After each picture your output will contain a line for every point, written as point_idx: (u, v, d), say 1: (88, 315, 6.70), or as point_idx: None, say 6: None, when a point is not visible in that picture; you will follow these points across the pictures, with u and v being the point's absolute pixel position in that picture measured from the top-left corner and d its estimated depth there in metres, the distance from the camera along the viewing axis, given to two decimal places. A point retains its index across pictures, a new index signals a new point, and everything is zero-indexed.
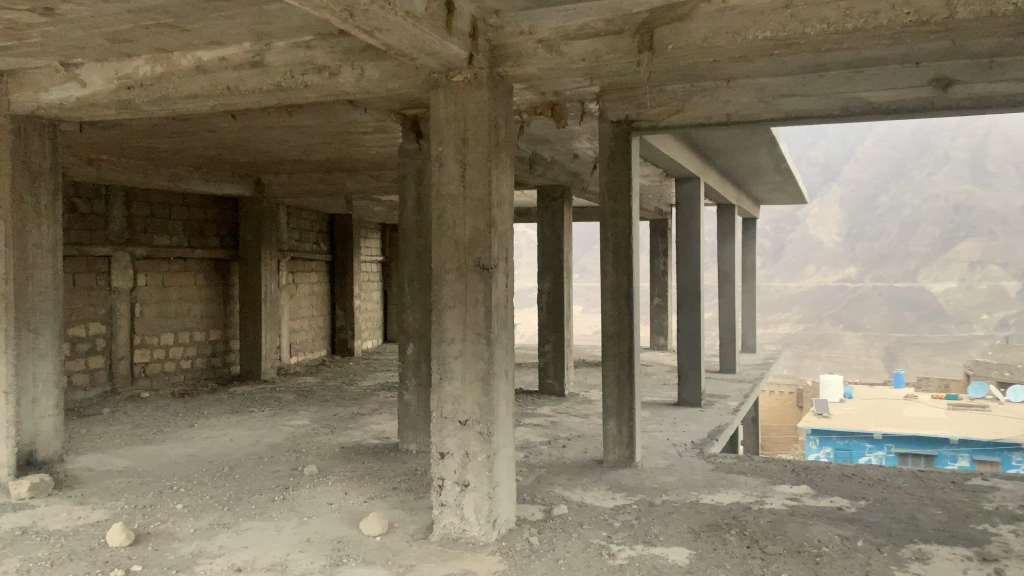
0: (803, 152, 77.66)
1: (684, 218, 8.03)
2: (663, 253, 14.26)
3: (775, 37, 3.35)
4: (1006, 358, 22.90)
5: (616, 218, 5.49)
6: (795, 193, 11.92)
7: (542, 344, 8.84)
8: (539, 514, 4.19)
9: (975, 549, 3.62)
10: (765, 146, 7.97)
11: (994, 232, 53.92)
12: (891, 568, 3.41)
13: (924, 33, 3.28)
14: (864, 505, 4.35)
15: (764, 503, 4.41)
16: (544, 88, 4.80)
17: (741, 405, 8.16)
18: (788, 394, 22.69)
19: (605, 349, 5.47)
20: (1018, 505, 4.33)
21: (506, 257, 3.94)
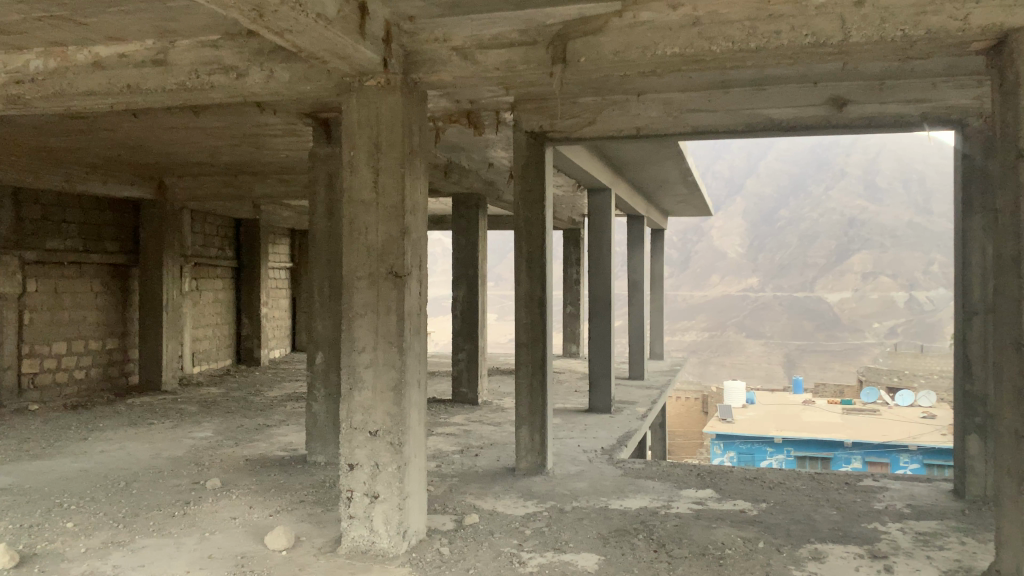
0: (709, 166, 80.37)
1: (596, 228, 8.16)
2: (575, 262, 14.47)
3: (683, 53, 3.44)
4: (895, 364, 24.23)
5: (530, 227, 5.51)
6: (701, 205, 12.32)
7: (455, 352, 8.81)
8: (450, 524, 4.17)
9: (866, 547, 3.80)
10: (672, 158, 8.19)
11: (884, 244, 57.01)
12: (790, 568, 3.53)
13: (821, 55, 3.44)
14: (765, 507, 4.50)
15: (670, 507, 4.51)
16: (459, 95, 4.80)
17: (650, 411, 8.34)
18: (694, 400, 23.40)
19: (519, 358, 5.48)
20: (905, 504, 4.57)
21: (419, 264, 3.91)
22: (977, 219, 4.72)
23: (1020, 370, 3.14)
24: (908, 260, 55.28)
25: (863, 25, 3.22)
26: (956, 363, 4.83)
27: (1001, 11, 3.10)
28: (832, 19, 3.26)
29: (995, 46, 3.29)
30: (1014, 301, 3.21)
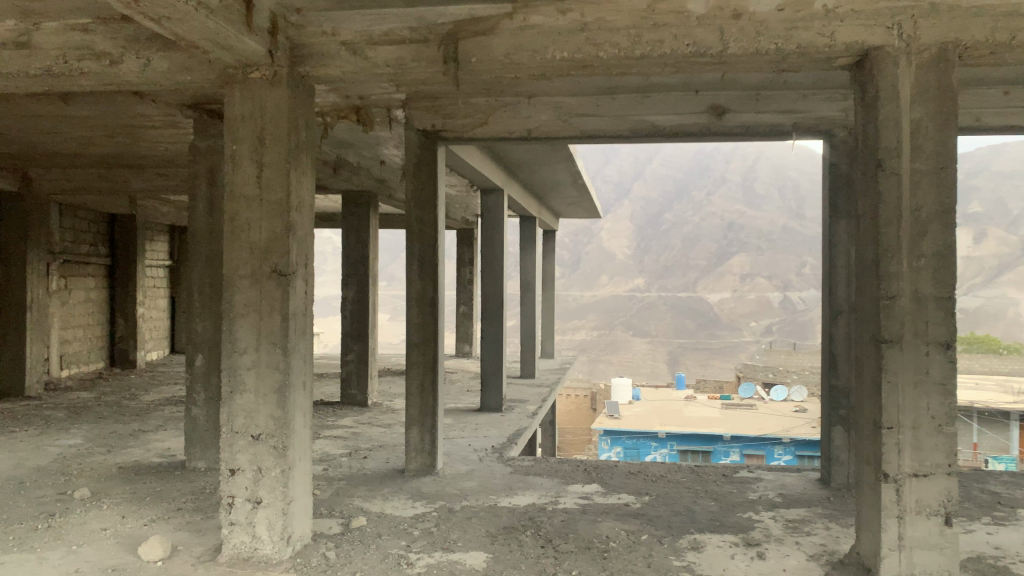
0: (599, 169, 82.27)
1: (488, 228, 8.20)
2: (468, 262, 14.48)
3: (572, 58, 3.51)
4: (770, 361, 25.55)
5: (422, 226, 5.44)
6: (591, 207, 12.58)
7: (344, 353, 8.65)
8: (336, 527, 4.09)
9: (741, 536, 3.98)
10: (562, 161, 8.33)
11: (761, 247, 59.92)
12: (670, 558, 3.65)
13: (702, 64, 3.58)
14: (648, 500, 4.65)
15: (557, 503, 4.59)
16: (349, 91, 4.72)
17: (540, 409, 8.45)
18: (584, 396, 24.06)
19: (410, 358, 5.41)
20: (777, 493, 4.82)
21: (305, 263, 3.81)
22: (843, 224, 5.05)
23: (877, 366, 3.37)
24: (783, 262, 58.20)
25: (739, 37, 3.37)
26: (823, 360, 5.13)
27: (863, 30, 3.32)
28: (712, 31, 3.39)
29: (858, 61, 3.51)
30: (873, 301, 3.43)
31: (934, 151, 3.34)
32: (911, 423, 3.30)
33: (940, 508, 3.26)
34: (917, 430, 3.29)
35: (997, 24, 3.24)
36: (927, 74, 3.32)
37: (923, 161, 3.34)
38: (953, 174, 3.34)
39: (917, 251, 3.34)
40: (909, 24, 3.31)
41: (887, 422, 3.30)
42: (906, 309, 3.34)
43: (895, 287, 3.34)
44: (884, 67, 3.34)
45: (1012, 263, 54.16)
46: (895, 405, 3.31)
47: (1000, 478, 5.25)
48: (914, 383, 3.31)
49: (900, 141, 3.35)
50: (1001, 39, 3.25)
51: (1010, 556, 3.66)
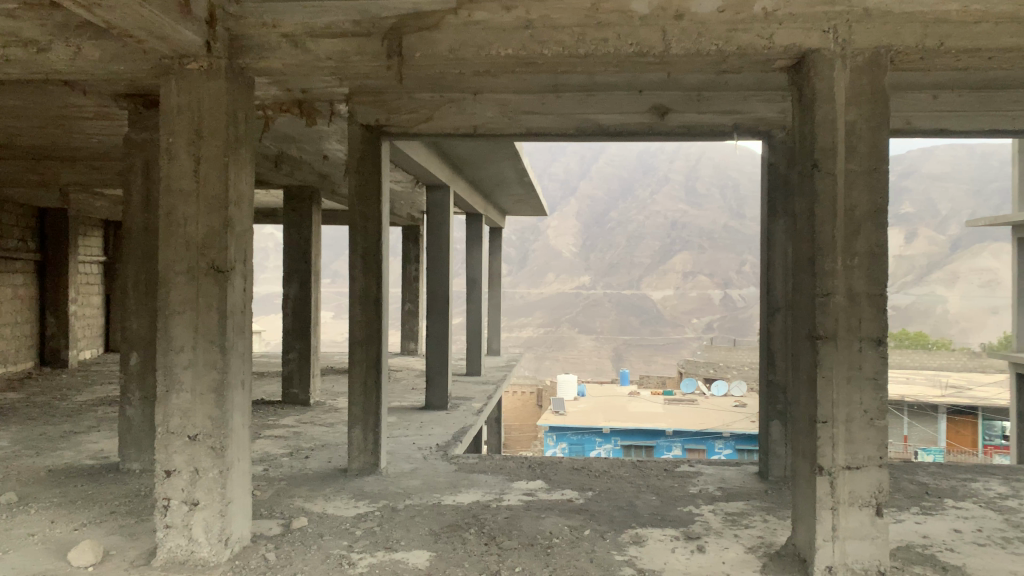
0: (546, 168, 82.73)
1: (433, 225, 8.16)
2: (414, 259, 14.39)
3: (515, 54, 3.51)
4: (712, 357, 26.08)
5: (366, 222, 5.36)
6: (537, 205, 12.63)
7: (286, 351, 8.52)
8: (277, 528, 4.02)
9: (682, 529, 4.04)
10: (508, 158, 8.34)
11: (703, 245, 61.00)
12: (613, 553, 3.68)
13: (644, 64, 3.62)
14: (591, 496, 4.68)
15: (501, 500, 4.59)
16: (290, 84, 4.64)
17: (485, 407, 8.43)
18: (530, 394, 24.26)
19: (353, 356, 5.29)
20: (716, 487, 4.91)
21: (244, 259, 3.73)
22: (780, 223, 5.16)
23: (813, 361, 3.45)
24: (724, 261, 59.15)
25: (681, 37, 3.41)
26: (761, 355, 5.24)
27: (800, 33, 3.39)
28: (654, 31, 3.42)
29: (795, 64, 3.59)
30: (809, 298, 3.51)
31: (867, 152, 3.43)
32: (845, 417, 3.39)
33: (871, 499, 3.36)
34: (851, 424, 3.38)
35: (927, 30, 3.34)
36: (861, 78, 3.42)
37: (857, 162, 3.43)
38: (885, 175, 3.44)
39: (851, 249, 3.43)
40: (844, 29, 3.39)
41: (822, 416, 3.38)
42: (840, 306, 3.43)
43: (829, 285, 3.43)
44: (820, 70, 3.42)
45: (941, 262, 56.27)
46: (829, 400, 3.39)
47: (929, 469, 5.44)
48: (848, 378, 3.40)
49: (835, 142, 3.43)
50: (930, 45, 3.35)
51: (937, 545, 3.79)
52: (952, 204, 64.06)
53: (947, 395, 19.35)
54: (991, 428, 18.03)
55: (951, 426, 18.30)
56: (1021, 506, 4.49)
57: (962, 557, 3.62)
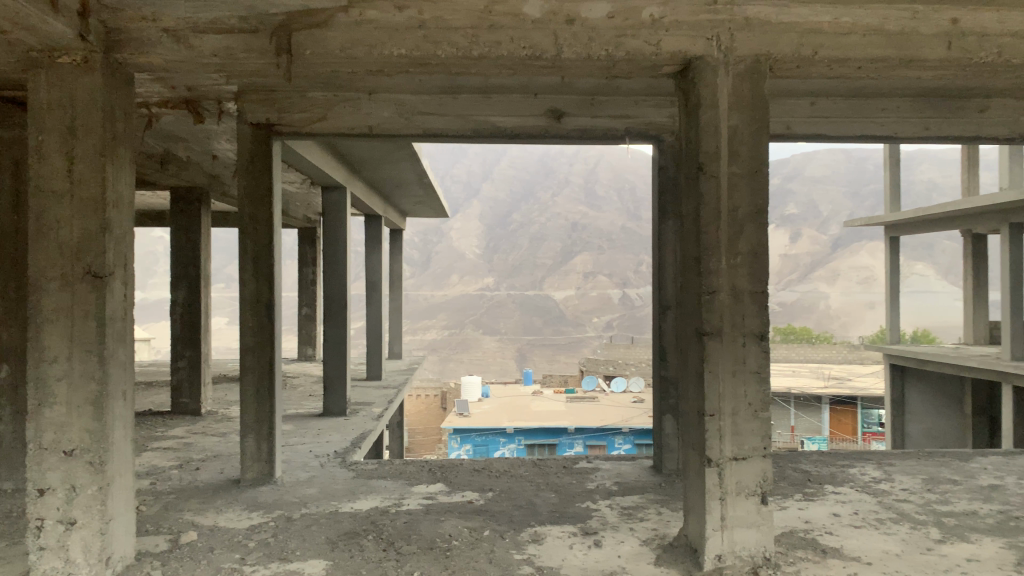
0: (447, 170, 82.67)
1: (330, 227, 8.00)
2: (311, 261, 14.09)
3: (409, 55, 3.49)
4: (612, 355, 26.70)
5: (256, 224, 5.15)
6: (437, 207, 12.59)
7: (175, 360, 8.13)
8: (164, 545, 3.85)
9: (580, 525, 4.10)
10: (406, 159, 8.28)
11: (602, 246, 62.36)
12: (512, 552, 3.71)
13: (537, 67, 3.66)
14: (491, 496, 4.70)
15: (401, 505, 4.54)
16: (175, 81, 4.45)
17: (385, 411, 8.33)
18: (433, 397, 24.18)
19: (244, 363, 5.12)
20: (613, 482, 5.01)
21: (124, 263, 3.56)
22: (671, 224, 5.32)
23: (700, 358, 3.57)
24: (621, 261, 60.60)
25: (573, 42, 3.47)
26: (654, 352, 5.41)
27: (685, 40, 3.51)
28: (547, 35, 3.47)
29: (681, 69, 3.71)
30: (696, 295, 3.63)
31: (749, 156, 3.57)
32: (731, 410, 3.53)
33: (756, 488, 3.51)
34: (737, 417, 3.52)
35: (802, 40, 3.51)
36: (743, 83, 3.57)
37: (739, 165, 3.57)
38: (766, 178, 3.59)
39: (734, 249, 3.57)
40: (726, 37, 3.52)
41: (710, 409, 3.51)
42: (724, 303, 3.56)
43: (714, 283, 3.56)
44: (705, 76, 3.56)
45: (823, 261, 59.51)
46: (715, 394, 3.52)
47: (812, 457, 5.71)
48: (733, 372, 3.54)
49: (719, 146, 3.57)
50: (806, 54, 3.53)
51: (817, 529, 3.99)
52: (832, 205, 67.83)
53: (829, 386, 20.44)
54: (869, 416, 19.13)
55: (834, 415, 19.41)
56: (893, 489, 4.79)
57: (840, 539, 3.82)
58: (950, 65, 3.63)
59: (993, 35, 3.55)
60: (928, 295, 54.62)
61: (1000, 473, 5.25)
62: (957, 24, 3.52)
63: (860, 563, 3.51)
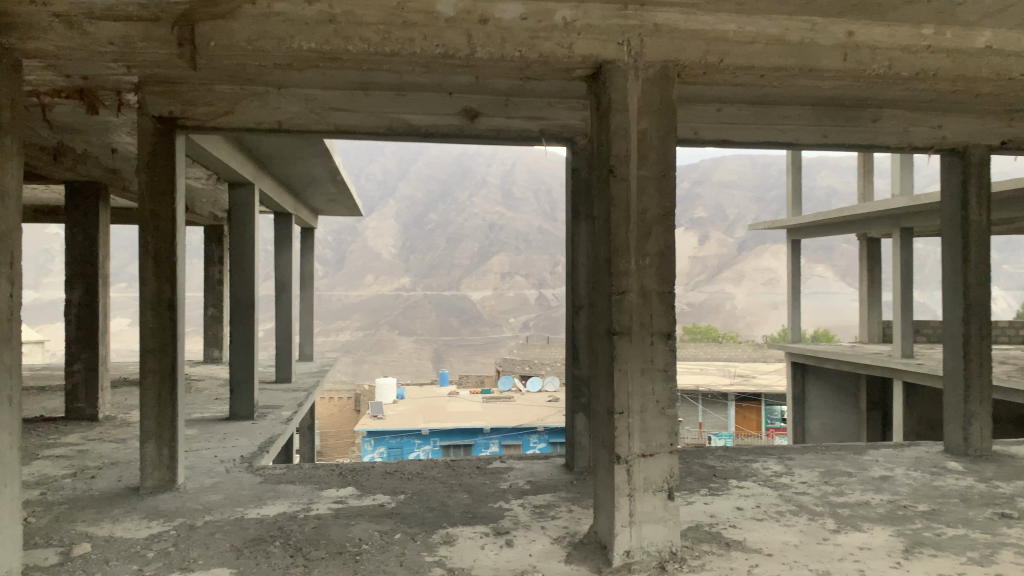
0: (362, 168, 81.65)
1: (237, 225, 7.76)
2: (218, 261, 13.66)
3: (319, 49, 3.41)
4: (527, 355, 26.94)
5: (157, 221, 4.91)
6: (350, 206, 12.41)
7: (69, 362, 7.72)
8: (54, 558, 3.65)
9: (491, 525, 4.11)
10: (318, 156, 8.13)
11: (518, 247, 62.84)
12: (423, 554, 3.68)
13: (451, 66, 3.63)
14: (403, 499, 4.65)
15: (309, 509, 4.44)
16: (68, 70, 4.23)
17: (294, 415, 8.14)
18: (346, 399, 23.83)
19: (144, 366, 4.89)
20: (526, 481, 5.04)
21: (9, 261, 3.36)
22: (583, 226, 5.38)
23: (610, 356, 3.63)
24: (538, 261, 61.22)
25: (486, 42, 3.47)
26: (567, 351, 5.47)
27: (596, 43, 3.54)
28: (460, 33, 3.46)
29: (593, 73, 3.75)
30: (606, 295, 3.68)
31: (657, 159, 3.65)
32: (639, 407, 3.60)
33: (663, 483, 3.60)
34: (645, 414, 3.60)
35: (709, 47, 3.61)
36: (652, 88, 3.64)
37: (648, 168, 3.65)
38: (672, 182, 3.68)
39: (643, 250, 3.65)
40: (636, 42, 3.58)
41: (619, 407, 3.57)
42: (633, 303, 3.63)
43: (624, 283, 3.62)
44: (615, 79, 3.60)
45: (730, 263, 61.60)
46: (624, 391, 3.59)
47: (717, 452, 5.89)
48: (642, 370, 3.62)
49: (629, 149, 3.62)
50: (712, 60, 3.63)
51: (722, 523, 4.11)
52: (739, 209, 70.31)
53: (734, 384, 21.17)
54: (772, 412, 19.90)
55: (740, 411, 20.11)
56: (792, 482, 4.98)
57: (743, 532, 3.95)
58: (845, 75, 3.80)
59: (882, 49, 3.75)
60: (827, 296, 57.28)
61: (890, 464, 5.54)
62: (852, 36, 3.70)
63: (761, 554, 3.63)
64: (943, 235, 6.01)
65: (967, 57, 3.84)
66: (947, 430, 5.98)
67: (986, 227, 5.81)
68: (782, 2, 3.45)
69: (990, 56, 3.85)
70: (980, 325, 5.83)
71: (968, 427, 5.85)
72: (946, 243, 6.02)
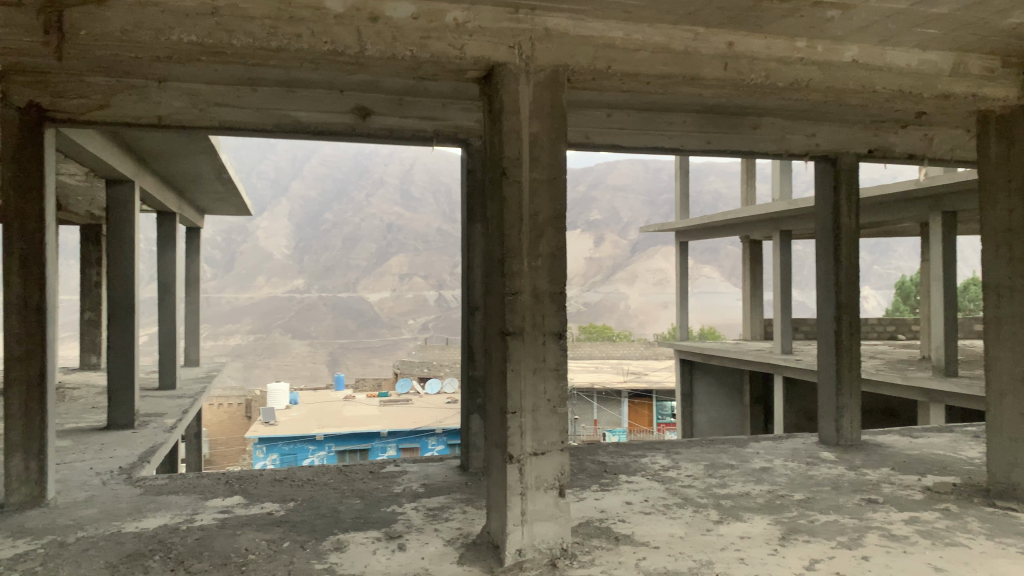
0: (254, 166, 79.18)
1: (114, 224, 7.36)
2: (95, 261, 12.94)
3: (201, 42, 3.29)
4: (425, 356, 26.80)
5: (24, 220, 4.59)
6: (240, 205, 12.01)
7: None
8: None
9: (384, 530, 4.05)
10: (203, 153, 7.82)
11: (417, 248, 62.52)
12: (312, 562, 3.59)
13: (341, 63, 3.57)
14: (293, 506, 4.53)
15: (192, 521, 4.26)
16: None
17: (178, 423, 7.78)
18: (237, 405, 23.06)
19: (10, 375, 4.57)
20: (420, 484, 5.01)
21: None
22: (478, 227, 5.41)
23: (503, 356, 3.65)
24: (436, 262, 61.03)
25: (377, 40, 3.42)
26: (462, 352, 5.47)
27: (488, 46, 3.56)
28: (350, 30, 3.40)
29: (485, 76, 3.76)
30: (499, 296, 3.70)
31: (548, 162, 3.70)
32: (531, 406, 3.64)
33: (554, 481, 3.65)
34: (537, 413, 3.64)
35: (597, 54, 3.68)
36: (543, 92, 3.69)
37: (540, 171, 3.69)
38: (563, 184, 3.74)
39: (535, 251, 3.69)
40: (527, 46, 3.61)
41: (511, 407, 3.60)
42: (526, 304, 3.66)
43: (517, 284, 3.65)
44: (507, 83, 3.63)
45: (624, 264, 63.24)
46: (517, 391, 3.62)
47: (608, 448, 6.02)
48: (534, 370, 3.66)
49: (521, 152, 3.66)
50: (600, 66, 3.71)
51: (612, 517, 4.20)
52: (632, 212, 72.23)
53: (628, 382, 21.72)
54: (663, 408, 20.59)
55: (633, 408, 20.66)
56: (679, 475, 5.16)
57: (631, 526, 4.06)
58: (726, 84, 3.96)
59: (761, 59, 3.93)
60: (716, 296, 59.60)
61: (770, 456, 5.81)
62: (732, 47, 3.86)
63: (648, 547, 3.73)
64: (817, 238, 6.35)
65: (836, 69, 4.07)
66: (821, 421, 6.35)
67: (855, 230, 6.18)
68: (667, 12, 3.57)
69: (856, 69, 4.10)
70: (850, 323, 6.20)
71: (839, 419, 6.24)
72: (820, 247, 6.36)
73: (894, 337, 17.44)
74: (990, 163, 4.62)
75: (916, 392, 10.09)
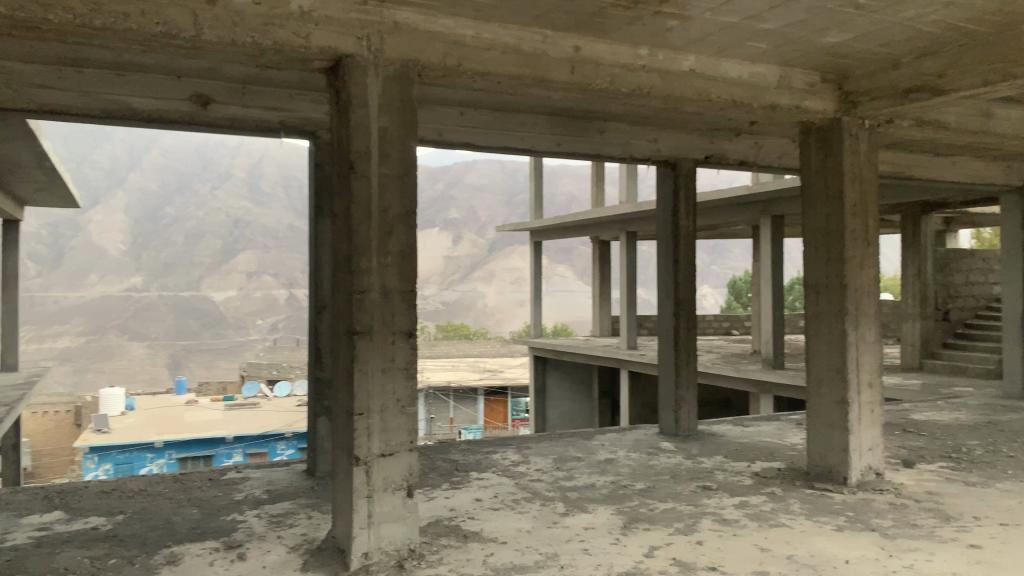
0: None
1: None
2: None
3: (12, 16, 2.98)
4: (275, 357, 25.94)
5: None
6: (66, 197, 11.10)
7: None
8: None
9: (223, 540, 3.86)
10: (21, 139, 7.15)
11: (267, 245, 60.56)
12: None
13: (175, 47, 3.35)
14: (121, 519, 4.23)
15: (4, 541, 3.88)
16: None
17: None
18: (64, 413, 21.40)
19: None
20: (263, 490, 4.81)
21: None
22: (326, 223, 5.26)
23: (350, 356, 3.57)
24: (286, 260, 59.15)
25: (215, 24, 3.25)
26: (309, 353, 5.30)
27: (335, 36, 3.46)
28: (184, 12, 3.20)
29: (332, 67, 3.66)
30: (346, 295, 3.61)
31: (398, 158, 3.65)
32: (379, 407, 3.58)
33: (402, 482, 3.60)
34: (385, 413, 3.58)
35: (447, 50, 3.67)
36: (392, 87, 3.63)
37: (389, 166, 3.63)
38: (414, 181, 3.70)
39: (384, 249, 3.62)
40: (376, 39, 3.55)
41: (359, 408, 3.53)
42: (375, 302, 3.59)
43: (364, 282, 3.57)
44: (355, 76, 3.55)
45: (479, 264, 63.76)
46: (364, 392, 3.55)
47: (459, 446, 6.02)
48: (383, 370, 3.60)
49: (369, 146, 3.59)
50: (450, 64, 3.70)
51: (461, 515, 4.21)
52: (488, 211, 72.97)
53: (483, 379, 21.90)
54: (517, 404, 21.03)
55: (488, 405, 20.85)
56: (528, 470, 5.23)
57: (480, 522, 4.08)
58: (573, 87, 4.06)
59: (606, 64, 4.05)
60: (568, 295, 61.27)
61: (614, 447, 6.02)
62: (579, 51, 3.96)
63: (496, 543, 3.76)
64: (658, 239, 6.63)
65: (675, 77, 4.26)
66: (661, 413, 6.64)
67: (692, 231, 6.52)
68: (516, 13, 3.61)
69: (693, 78, 4.32)
70: (687, 319, 6.53)
71: (678, 411, 6.54)
72: (661, 248, 6.65)
73: (729, 332, 18.55)
74: (811, 172, 5.00)
75: (749, 383, 10.76)
